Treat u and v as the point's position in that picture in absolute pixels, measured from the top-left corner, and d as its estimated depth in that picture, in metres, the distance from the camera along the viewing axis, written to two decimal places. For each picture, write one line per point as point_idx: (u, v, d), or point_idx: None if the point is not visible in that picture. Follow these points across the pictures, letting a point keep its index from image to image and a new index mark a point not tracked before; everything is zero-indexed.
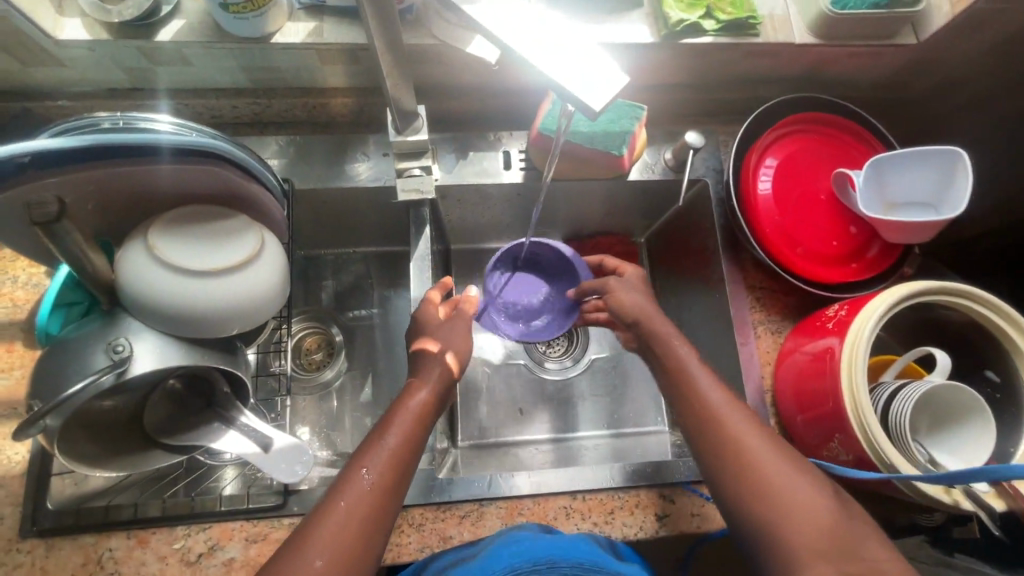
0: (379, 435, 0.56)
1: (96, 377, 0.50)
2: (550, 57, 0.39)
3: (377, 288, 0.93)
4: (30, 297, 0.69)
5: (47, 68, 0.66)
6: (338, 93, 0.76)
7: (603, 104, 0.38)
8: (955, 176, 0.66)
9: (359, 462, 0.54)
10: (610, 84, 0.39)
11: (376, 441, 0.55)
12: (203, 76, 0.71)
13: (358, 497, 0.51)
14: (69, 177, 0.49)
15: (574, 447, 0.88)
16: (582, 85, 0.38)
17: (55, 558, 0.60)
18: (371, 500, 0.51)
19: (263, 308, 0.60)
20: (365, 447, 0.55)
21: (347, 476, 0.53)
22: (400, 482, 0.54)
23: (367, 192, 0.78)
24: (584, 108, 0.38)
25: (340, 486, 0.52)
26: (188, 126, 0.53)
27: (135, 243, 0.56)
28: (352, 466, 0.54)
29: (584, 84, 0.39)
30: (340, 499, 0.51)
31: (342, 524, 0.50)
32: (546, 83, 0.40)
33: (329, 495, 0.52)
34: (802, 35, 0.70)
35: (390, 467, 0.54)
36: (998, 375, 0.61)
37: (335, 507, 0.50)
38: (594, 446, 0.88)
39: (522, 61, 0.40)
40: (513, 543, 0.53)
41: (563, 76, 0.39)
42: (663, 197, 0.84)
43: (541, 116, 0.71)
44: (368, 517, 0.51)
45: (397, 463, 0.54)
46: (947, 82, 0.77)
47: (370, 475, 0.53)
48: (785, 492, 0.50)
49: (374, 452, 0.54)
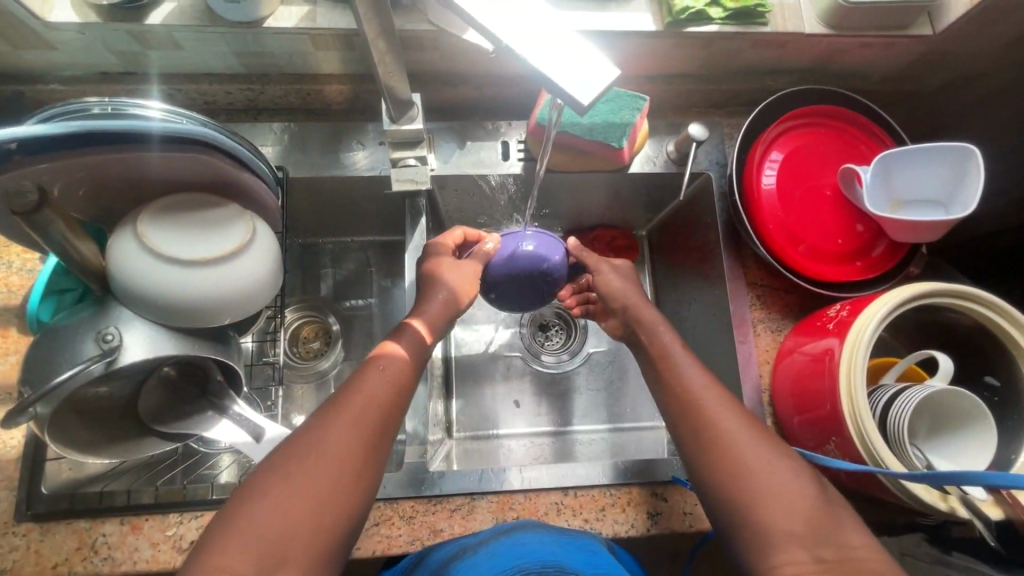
0: (368, 373, 0.55)
1: (86, 365, 0.50)
2: (549, 58, 0.37)
3: (374, 277, 0.93)
4: (25, 283, 0.69)
5: (38, 51, 0.65)
6: (333, 79, 0.75)
7: (591, 98, 0.37)
8: (968, 174, 0.63)
9: (348, 398, 0.53)
10: (602, 79, 0.38)
11: (367, 379, 0.55)
12: (196, 60, 0.69)
13: (350, 431, 0.51)
14: (58, 164, 0.48)
15: (570, 441, 0.87)
16: (573, 82, 0.37)
17: (50, 542, 0.61)
18: (364, 439, 0.51)
19: (255, 298, 0.60)
20: (354, 383, 0.55)
21: (336, 410, 0.52)
22: (393, 424, 0.54)
23: (364, 182, 0.77)
24: (572, 103, 0.37)
25: (330, 420, 0.51)
26: (179, 113, 0.52)
27: (124, 232, 0.55)
28: (341, 401, 0.53)
29: (582, 84, 0.37)
30: (332, 432, 0.50)
31: (333, 457, 0.49)
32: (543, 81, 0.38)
33: (317, 426, 0.51)
34: (812, 25, 0.67)
35: (383, 410, 0.54)
36: (998, 379, 0.60)
37: (326, 440, 0.50)
38: (591, 440, 0.88)
39: (521, 62, 0.38)
40: (521, 546, 0.53)
41: (557, 72, 0.37)
42: (665, 190, 0.82)
43: (539, 106, 0.69)
44: (364, 446, 0.51)
45: (389, 403, 0.54)
46: (962, 75, 0.74)
47: (362, 413, 0.52)
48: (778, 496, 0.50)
49: (367, 389, 0.54)
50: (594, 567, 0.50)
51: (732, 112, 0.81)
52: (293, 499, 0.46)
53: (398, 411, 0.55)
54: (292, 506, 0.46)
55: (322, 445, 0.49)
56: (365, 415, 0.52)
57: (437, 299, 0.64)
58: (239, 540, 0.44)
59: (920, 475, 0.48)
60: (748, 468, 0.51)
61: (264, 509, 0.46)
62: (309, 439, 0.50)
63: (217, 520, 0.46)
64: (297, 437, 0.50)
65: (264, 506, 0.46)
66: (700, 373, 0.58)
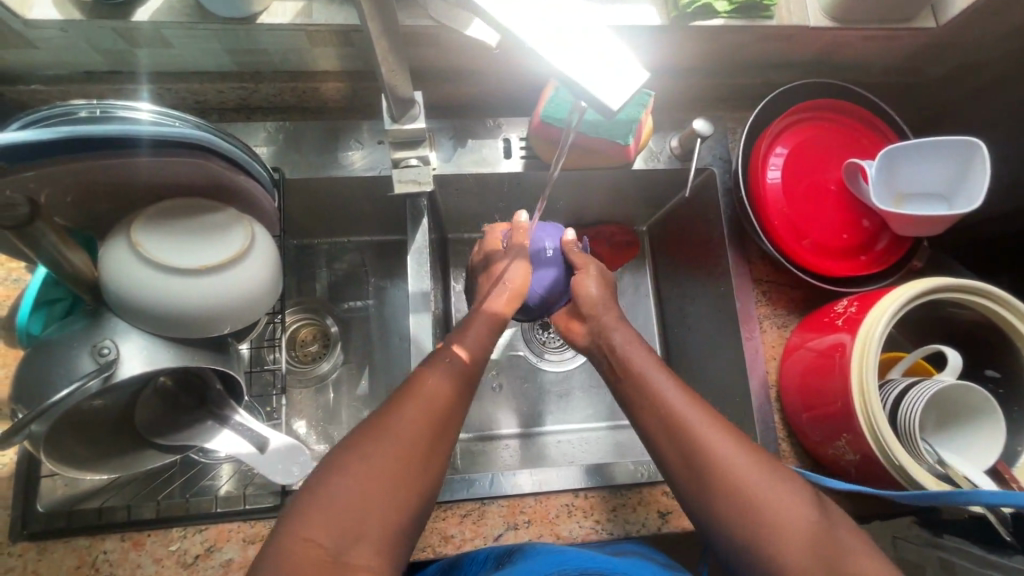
0: (428, 371, 0.57)
1: (84, 381, 0.49)
2: (573, 58, 0.37)
3: (372, 278, 0.91)
4: (11, 293, 0.67)
5: (16, 50, 0.62)
6: (329, 77, 0.73)
7: (620, 102, 0.37)
8: (972, 167, 0.63)
9: (416, 389, 0.55)
10: (630, 79, 0.37)
11: (428, 373, 0.57)
12: (186, 58, 0.67)
13: (417, 418, 0.53)
14: (45, 171, 0.46)
15: (542, 443, 0.86)
16: (600, 85, 0.37)
17: (49, 561, 0.59)
18: (430, 425, 0.53)
19: (255, 306, 0.58)
20: (419, 376, 0.57)
21: (405, 398, 0.55)
22: (437, 442, 0.53)
23: (362, 181, 0.75)
24: (601, 107, 0.37)
25: (400, 408, 0.53)
26: (170, 114, 0.50)
27: (117, 241, 0.53)
28: (408, 393, 0.55)
29: (608, 85, 0.37)
30: (402, 417, 0.53)
31: (404, 441, 0.51)
32: (572, 87, 0.38)
33: (388, 413, 0.53)
34: (817, 17, 0.66)
35: (445, 400, 0.55)
36: (998, 371, 0.62)
37: (396, 425, 0.52)
38: (560, 442, 0.87)
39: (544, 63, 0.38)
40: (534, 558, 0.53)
41: (582, 78, 0.37)
42: (668, 185, 0.81)
43: (543, 104, 0.68)
44: (405, 464, 0.50)
45: (429, 420, 0.54)
46: (962, 66, 0.74)
47: (427, 403, 0.54)
48: (790, 499, 0.49)
49: (430, 382, 0.56)
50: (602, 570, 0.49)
51: (735, 107, 0.80)
52: (370, 474, 0.48)
53: (456, 408, 0.56)
54: (366, 484, 0.48)
55: (393, 429, 0.52)
56: (422, 412, 0.54)
57: (477, 326, 0.65)
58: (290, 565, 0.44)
59: (930, 493, 0.48)
60: (753, 468, 0.51)
61: (345, 482, 0.48)
62: (380, 424, 0.52)
63: (289, 510, 0.48)
64: (370, 422, 0.53)
65: (342, 485, 0.48)
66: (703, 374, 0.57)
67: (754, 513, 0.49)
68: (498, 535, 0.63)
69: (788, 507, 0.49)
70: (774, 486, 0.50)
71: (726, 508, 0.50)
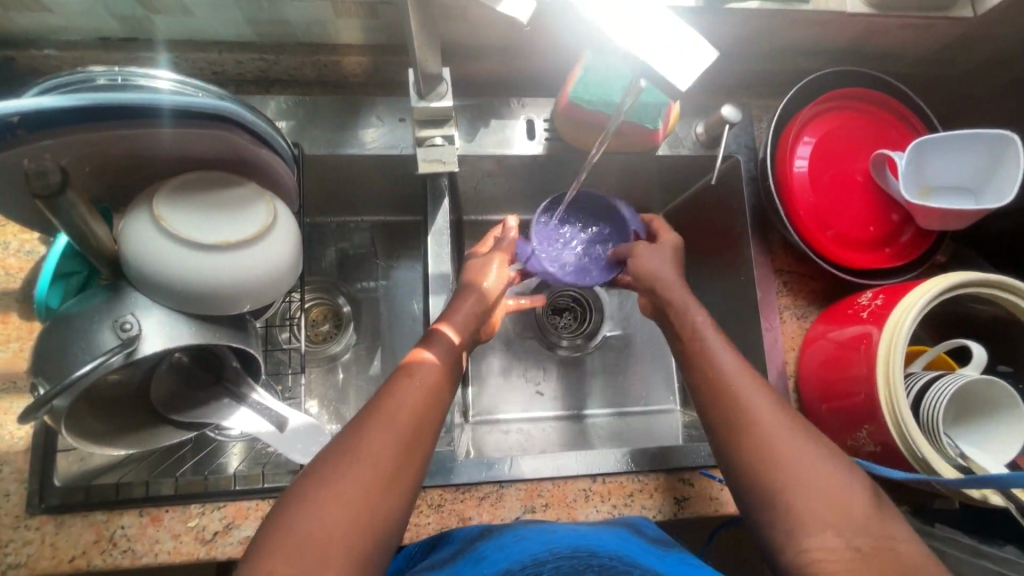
0: (401, 378, 0.54)
1: (105, 358, 0.47)
2: (641, 36, 0.37)
3: (385, 258, 0.90)
4: (24, 265, 0.66)
5: (30, 13, 0.60)
6: (351, 50, 0.71)
7: (689, 83, 0.38)
8: (1003, 162, 0.63)
9: (388, 402, 0.52)
10: (698, 59, 0.38)
11: (407, 377, 0.54)
12: (206, 27, 0.66)
13: (385, 436, 0.50)
14: (65, 140, 0.45)
15: (586, 427, 0.87)
16: (672, 66, 0.37)
17: (66, 535, 0.59)
18: (400, 443, 0.50)
19: (276, 285, 0.56)
20: (389, 388, 0.53)
21: (369, 417, 0.51)
22: (428, 426, 0.53)
23: (380, 159, 0.74)
24: (668, 86, 0.38)
25: (365, 426, 0.50)
26: (191, 83, 0.48)
27: (139, 214, 0.51)
28: (376, 408, 0.52)
29: (676, 60, 0.37)
30: (366, 438, 0.49)
31: (369, 464, 0.48)
32: (636, 66, 0.39)
33: (352, 435, 0.50)
34: (855, 4, 0.65)
35: (414, 407, 0.52)
36: (1010, 366, 0.64)
37: (361, 446, 0.49)
38: (605, 427, 0.88)
39: (606, 42, 0.38)
40: (525, 539, 0.53)
41: (652, 60, 0.37)
42: (690, 173, 0.80)
43: (571, 85, 0.65)
44: (404, 449, 0.50)
45: (423, 407, 0.53)
46: (993, 58, 0.74)
47: (396, 416, 0.51)
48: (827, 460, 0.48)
49: (414, 387, 0.53)
50: (600, 553, 0.50)
51: (760, 94, 0.79)
52: (367, 460, 0.48)
53: (437, 411, 0.54)
54: (331, 512, 0.46)
55: (356, 450, 0.49)
56: (418, 398, 0.53)
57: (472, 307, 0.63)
58: (286, 548, 0.44)
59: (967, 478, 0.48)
60: None
61: (343, 470, 0.47)
62: (344, 445, 0.49)
63: (295, 487, 0.48)
64: (334, 444, 0.49)
65: (345, 476, 0.47)
66: (717, 363, 0.56)
67: (778, 469, 0.49)
68: (516, 518, 0.64)
69: (819, 469, 0.49)
70: (806, 444, 0.50)
71: (754, 458, 0.50)
